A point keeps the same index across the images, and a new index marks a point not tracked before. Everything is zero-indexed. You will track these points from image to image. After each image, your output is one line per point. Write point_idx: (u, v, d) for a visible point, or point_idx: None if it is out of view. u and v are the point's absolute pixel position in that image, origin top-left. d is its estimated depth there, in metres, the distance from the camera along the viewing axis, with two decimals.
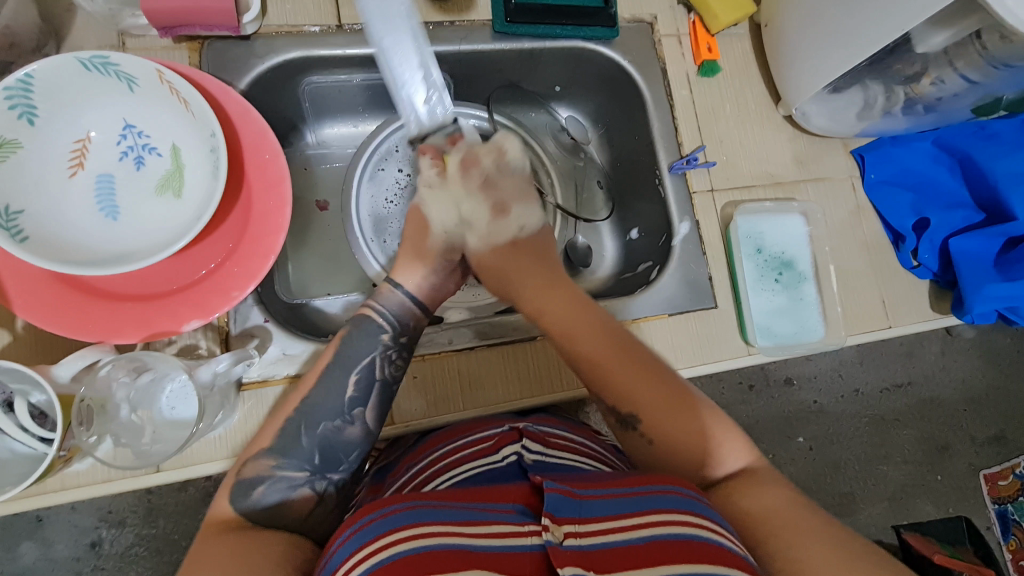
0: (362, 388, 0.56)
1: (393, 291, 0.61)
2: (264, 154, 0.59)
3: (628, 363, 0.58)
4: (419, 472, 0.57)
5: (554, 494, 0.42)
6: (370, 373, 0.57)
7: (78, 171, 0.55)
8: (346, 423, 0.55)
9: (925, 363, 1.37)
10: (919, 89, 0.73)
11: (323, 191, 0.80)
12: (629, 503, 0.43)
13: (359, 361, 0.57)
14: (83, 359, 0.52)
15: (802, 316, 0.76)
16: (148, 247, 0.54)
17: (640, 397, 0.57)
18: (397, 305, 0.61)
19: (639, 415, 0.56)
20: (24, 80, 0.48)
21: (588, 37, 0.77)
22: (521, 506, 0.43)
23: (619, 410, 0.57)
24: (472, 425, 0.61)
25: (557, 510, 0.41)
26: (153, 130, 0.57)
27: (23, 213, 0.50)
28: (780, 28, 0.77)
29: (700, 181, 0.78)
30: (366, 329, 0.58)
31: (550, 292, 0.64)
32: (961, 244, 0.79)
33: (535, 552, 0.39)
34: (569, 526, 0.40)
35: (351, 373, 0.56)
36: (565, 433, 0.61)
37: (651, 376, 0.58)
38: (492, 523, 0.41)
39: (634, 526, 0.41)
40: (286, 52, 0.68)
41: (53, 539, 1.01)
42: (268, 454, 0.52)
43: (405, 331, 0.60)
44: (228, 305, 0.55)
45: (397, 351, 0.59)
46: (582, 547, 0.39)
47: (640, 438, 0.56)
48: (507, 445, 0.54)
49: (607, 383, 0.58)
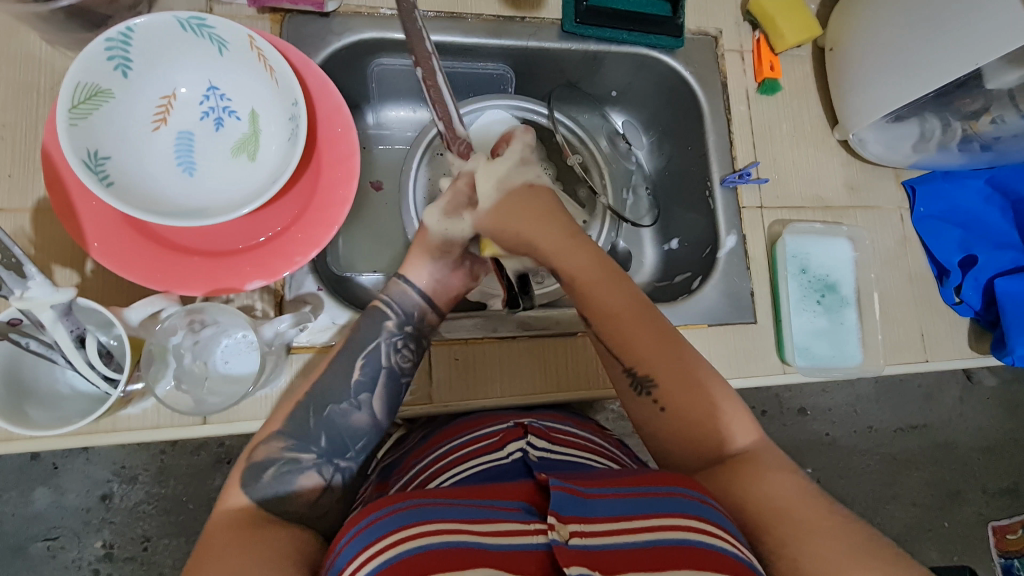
0: (367, 376, 0.57)
1: (401, 283, 0.60)
2: (336, 128, 0.60)
3: (651, 328, 0.57)
4: (427, 467, 0.58)
5: (559, 492, 0.42)
6: (376, 360, 0.58)
7: (161, 126, 0.57)
8: (353, 408, 0.56)
9: (942, 408, 1.36)
10: (978, 126, 0.73)
11: (378, 171, 0.82)
12: (634, 502, 0.43)
13: (364, 347, 0.58)
14: (151, 306, 0.53)
15: (841, 341, 0.77)
16: (219, 206, 0.56)
17: (658, 364, 0.56)
18: (406, 298, 0.60)
19: (654, 382, 0.56)
20: (125, 32, 0.51)
21: (653, 45, 0.78)
22: (526, 504, 0.44)
23: (634, 372, 0.56)
24: (475, 422, 0.61)
25: (562, 509, 0.42)
26: (234, 93, 0.58)
27: (110, 160, 0.52)
28: (845, 53, 0.78)
29: (750, 197, 0.79)
30: (374, 318, 0.59)
31: (573, 246, 0.59)
32: (1006, 284, 0.79)
33: (539, 550, 0.40)
34: (574, 525, 0.41)
35: (357, 358, 0.57)
36: (570, 429, 0.62)
37: (676, 345, 0.57)
38: (499, 521, 0.42)
39: (639, 528, 0.42)
40: (361, 32, 0.69)
41: (67, 487, 1.03)
42: (278, 436, 0.54)
43: (412, 321, 0.60)
44: (290, 269, 0.57)
45: (403, 339, 0.59)
46: (587, 547, 0.40)
47: (651, 405, 0.56)
48: (512, 441, 0.55)
49: (626, 344, 0.57)
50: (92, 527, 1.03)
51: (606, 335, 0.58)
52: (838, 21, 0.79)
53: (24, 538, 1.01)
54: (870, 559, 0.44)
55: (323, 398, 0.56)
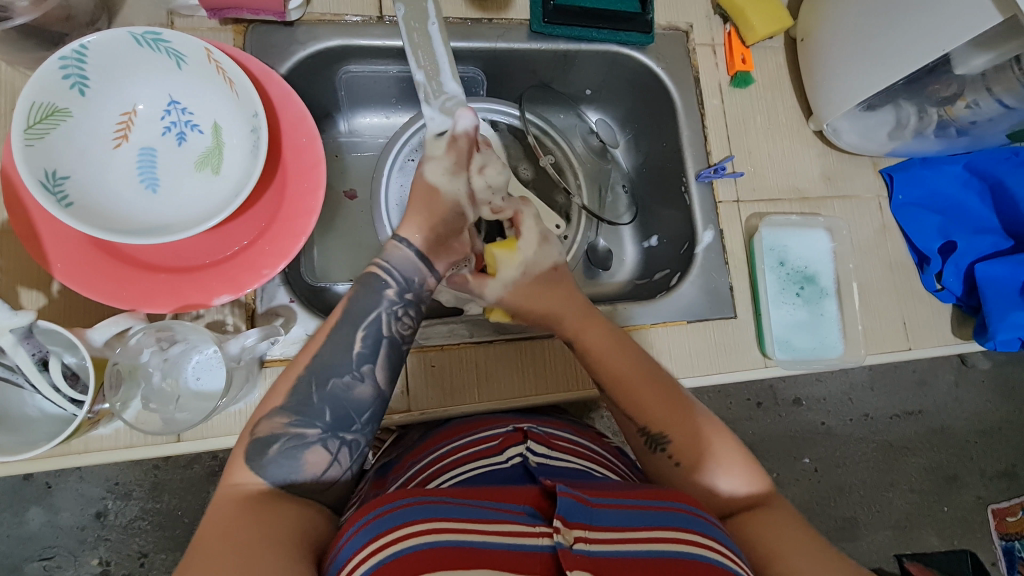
0: (369, 345, 0.53)
1: (399, 245, 0.57)
2: (301, 138, 0.60)
3: (660, 388, 0.58)
4: (420, 470, 0.57)
5: (566, 498, 0.42)
6: (377, 331, 0.54)
7: (122, 143, 0.56)
8: (356, 380, 0.53)
9: (936, 393, 1.36)
10: (953, 111, 0.73)
11: (351, 179, 0.81)
12: (638, 513, 0.43)
13: (365, 316, 0.54)
14: (117, 324, 0.53)
15: (822, 332, 0.76)
16: (183, 221, 0.55)
17: (671, 422, 0.57)
18: (404, 262, 0.57)
19: (668, 439, 0.56)
20: (79, 50, 0.50)
21: (624, 42, 0.77)
22: (531, 508, 0.43)
23: (649, 431, 0.57)
24: (461, 428, 0.61)
25: (569, 514, 0.41)
26: (196, 107, 0.58)
27: (69, 179, 0.51)
28: (816, 42, 0.77)
29: (727, 191, 0.78)
30: (373, 285, 0.55)
31: (583, 313, 0.63)
32: (986, 269, 0.78)
33: (546, 552, 0.40)
34: (580, 530, 0.40)
35: (357, 329, 0.54)
36: (570, 437, 0.61)
37: (681, 404, 0.58)
38: (505, 523, 0.41)
39: (643, 538, 0.41)
40: (327, 39, 0.69)
41: (61, 506, 1.02)
42: (281, 412, 0.50)
43: (413, 289, 0.57)
44: (258, 282, 0.56)
45: (402, 307, 0.56)
46: (592, 553, 0.39)
47: (668, 460, 0.56)
48: (512, 446, 0.54)
49: (638, 404, 0.58)
50: (87, 545, 1.02)
51: (617, 397, 0.59)
52: (808, 11, 0.79)
53: (19, 559, 1.00)
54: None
55: (324, 370, 0.52)
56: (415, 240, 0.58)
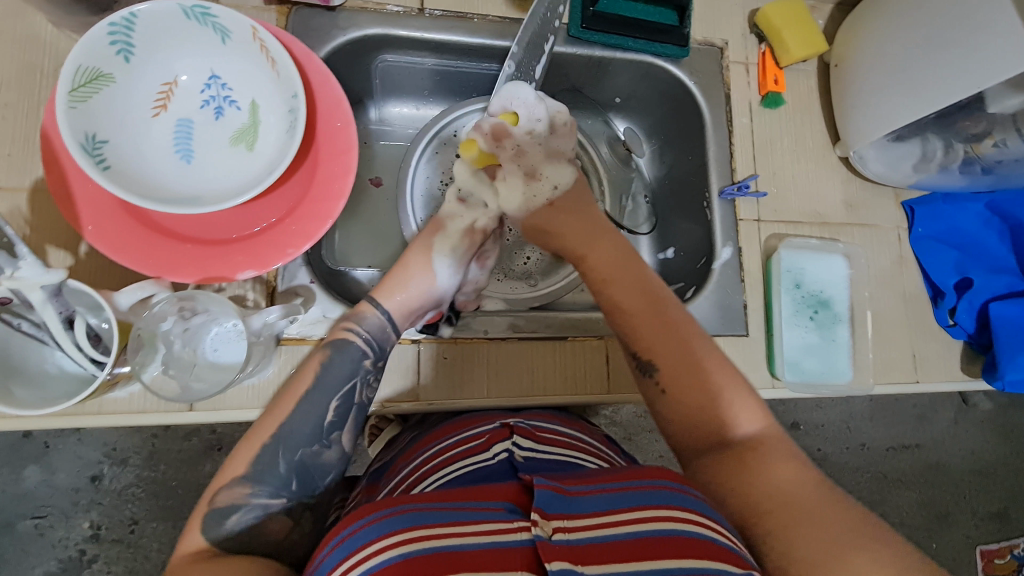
0: (340, 413, 0.54)
1: (374, 314, 0.58)
2: (336, 123, 0.60)
3: (662, 319, 0.58)
4: (410, 472, 0.58)
5: (544, 490, 0.44)
6: (350, 397, 0.56)
7: (161, 112, 0.57)
8: (324, 447, 0.53)
9: (935, 429, 1.35)
10: (979, 149, 0.74)
11: (377, 167, 0.82)
12: (616, 497, 0.45)
13: (338, 387, 0.55)
14: (142, 290, 0.54)
15: (832, 358, 0.77)
16: (215, 195, 0.56)
17: (668, 353, 0.56)
18: (378, 328, 0.58)
19: (658, 364, 0.56)
20: (128, 18, 0.51)
21: (658, 53, 0.78)
22: (510, 504, 0.44)
23: (638, 357, 0.57)
24: (463, 423, 0.61)
25: (547, 506, 0.43)
26: (236, 84, 0.58)
27: (107, 144, 0.52)
28: (850, 69, 0.78)
29: (748, 210, 0.79)
30: (347, 354, 0.56)
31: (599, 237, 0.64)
32: (1000, 309, 0.78)
33: (525, 547, 0.41)
34: (558, 521, 0.42)
35: (331, 399, 0.54)
36: (558, 428, 0.62)
37: (685, 341, 0.57)
38: (483, 521, 0.42)
39: (623, 521, 0.43)
40: (367, 27, 0.70)
41: (58, 466, 1.03)
42: (243, 481, 0.50)
43: (385, 356, 0.58)
44: (282, 261, 0.57)
45: (375, 374, 0.58)
46: (570, 542, 0.41)
47: (653, 387, 0.56)
48: (498, 442, 0.55)
49: (635, 331, 0.58)
50: (80, 507, 1.03)
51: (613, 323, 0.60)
52: (844, 38, 0.79)
53: (13, 515, 1.01)
54: (860, 547, 0.43)
55: (291, 439, 0.52)
56: (390, 306, 0.59)
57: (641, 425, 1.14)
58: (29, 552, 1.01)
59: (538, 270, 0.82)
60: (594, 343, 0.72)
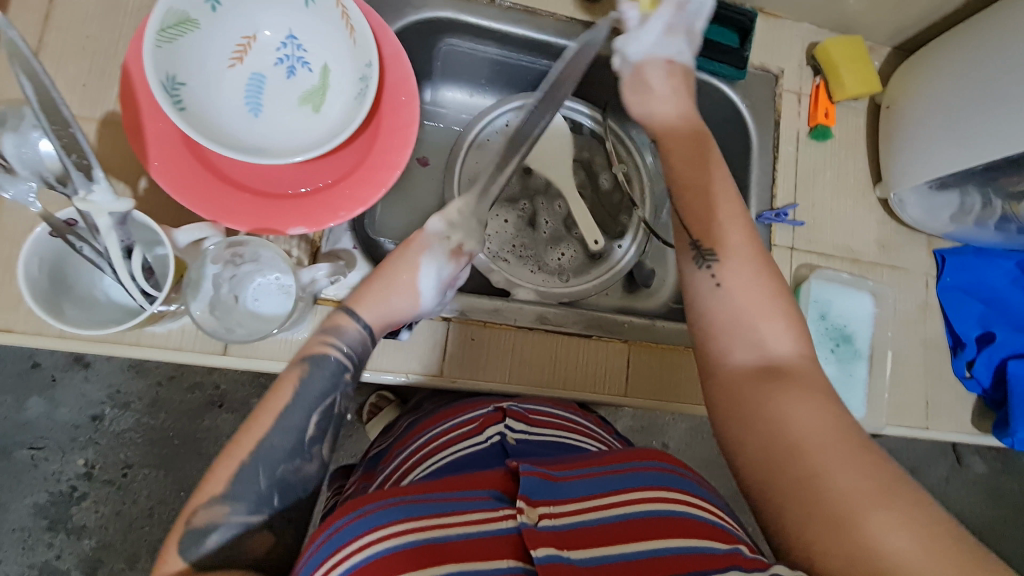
0: (321, 427, 0.52)
1: (350, 325, 0.54)
2: (400, 96, 0.62)
3: (731, 213, 0.56)
4: (404, 459, 0.57)
5: (531, 477, 0.45)
6: (330, 411, 0.53)
7: (236, 64, 0.58)
8: (306, 460, 0.51)
9: (927, 484, 1.35)
10: (1017, 207, 0.76)
11: (425, 148, 0.83)
12: (601, 484, 0.46)
13: (318, 401, 0.52)
14: (199, 231, 0.56)
15: (848, 393, 0.77)
16: (278, 150, 0.58)
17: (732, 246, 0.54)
18: (357, 340, 0.55)
19: (717, 255, 0.53)
20: None
21: (715, 72, 0.79)
22: (497, 492, 0.45)
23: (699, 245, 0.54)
24: (458, 407, 0.61)
25: (533, 493, 0.44)
26: (311, 46, 0.60)
27: (185, 86, 0.54)
28: (902, 112, 0.79)
29: (783, 236, 0.80)
30: (325, 368, 0.52)
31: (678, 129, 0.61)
32: (1017, 367, 0.80)
33: (511, 535, 0.42)
34: (545, 508, 0.43)
35: (311, 413, 0.51)
36: (547, 407, 0.63)
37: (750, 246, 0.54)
38: (469, 511, 0.43)
39: (608, 506, 0.44)
40: (439, 10, 0.71)
41: (61, 401, 1.05)
42: (221, 501, 0.48)
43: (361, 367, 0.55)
44: (333, 222, 0.58)
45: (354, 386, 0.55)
46: (558, 527, 0.42)
47: (708, 278, 0.53)
48: (491, 425, 0.56)
49: (702, 220, 0.55)
50: (77, 444, 1.05)
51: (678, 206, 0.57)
52: (899, 81, 0.81)
53: (11, 443, 1.03)
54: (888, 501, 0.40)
55: (271, 458, 0.49)
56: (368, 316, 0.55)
57: (640, 438, 1.14)
58: (22, 482, 1.03)
59: (570, 268, 0.83)
60: (616, 345, 0.73)
